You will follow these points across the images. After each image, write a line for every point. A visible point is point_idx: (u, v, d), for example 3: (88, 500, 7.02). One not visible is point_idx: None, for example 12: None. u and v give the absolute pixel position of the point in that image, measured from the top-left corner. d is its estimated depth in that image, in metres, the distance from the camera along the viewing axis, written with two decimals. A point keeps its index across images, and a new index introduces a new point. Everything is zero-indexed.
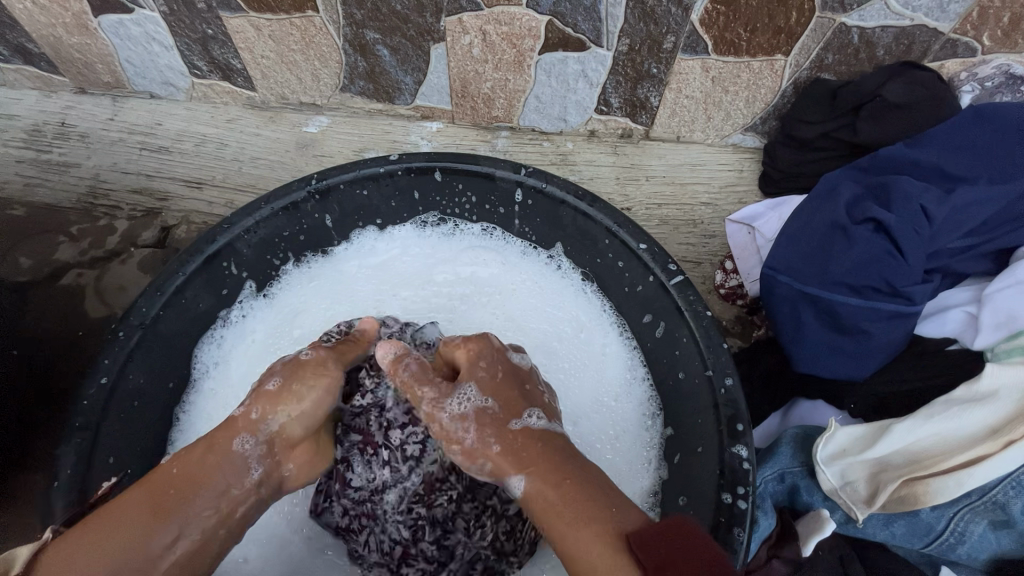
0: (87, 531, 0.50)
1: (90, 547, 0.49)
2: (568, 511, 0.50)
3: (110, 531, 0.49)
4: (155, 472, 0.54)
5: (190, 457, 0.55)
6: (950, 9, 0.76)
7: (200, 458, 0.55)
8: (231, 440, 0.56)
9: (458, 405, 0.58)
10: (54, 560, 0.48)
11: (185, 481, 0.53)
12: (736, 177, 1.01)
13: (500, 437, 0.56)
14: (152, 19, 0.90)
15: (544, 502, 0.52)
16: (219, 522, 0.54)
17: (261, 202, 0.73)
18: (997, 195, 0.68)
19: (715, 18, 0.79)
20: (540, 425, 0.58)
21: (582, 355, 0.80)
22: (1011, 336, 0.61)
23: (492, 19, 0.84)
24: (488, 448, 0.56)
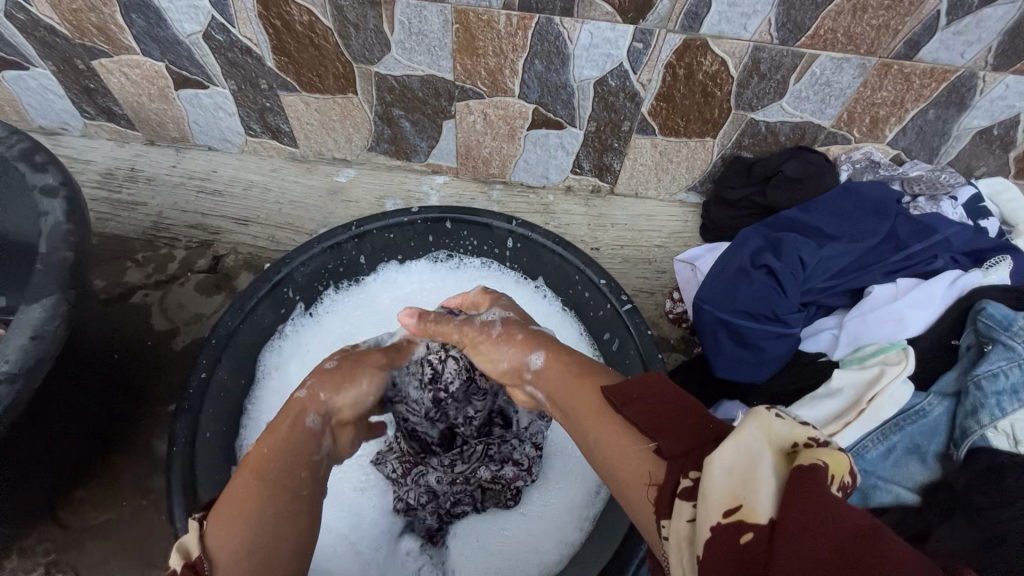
0: (233, 509, 0.61)
1: (242, 510, 0.60)
2: (576, 384, 0.69)
3: (249, 503, 0.61)
4: (248, 460, 0.67)
5: (275, 440, 0.70)
6: (827, 112, 1.04)
7: (286, 436, 0.71)
8: (305, 417, 0.75)
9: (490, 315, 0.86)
10: (224, 534, 0.59)
11: (279, 457, 0.68)
12: (682, 226, 1.27)
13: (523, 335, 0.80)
14: (222, 94, 1.14)
15: (557, 378, 0.71)
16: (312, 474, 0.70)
17: (314, 242, 0.96)
18: (853, 250, 0.96)
19: (660, 111, 1.06)
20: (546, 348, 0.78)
21: None
22: (855, 350, 0.88)
23: (492, 105, 1.09)
24: (514, 338, 0.80)
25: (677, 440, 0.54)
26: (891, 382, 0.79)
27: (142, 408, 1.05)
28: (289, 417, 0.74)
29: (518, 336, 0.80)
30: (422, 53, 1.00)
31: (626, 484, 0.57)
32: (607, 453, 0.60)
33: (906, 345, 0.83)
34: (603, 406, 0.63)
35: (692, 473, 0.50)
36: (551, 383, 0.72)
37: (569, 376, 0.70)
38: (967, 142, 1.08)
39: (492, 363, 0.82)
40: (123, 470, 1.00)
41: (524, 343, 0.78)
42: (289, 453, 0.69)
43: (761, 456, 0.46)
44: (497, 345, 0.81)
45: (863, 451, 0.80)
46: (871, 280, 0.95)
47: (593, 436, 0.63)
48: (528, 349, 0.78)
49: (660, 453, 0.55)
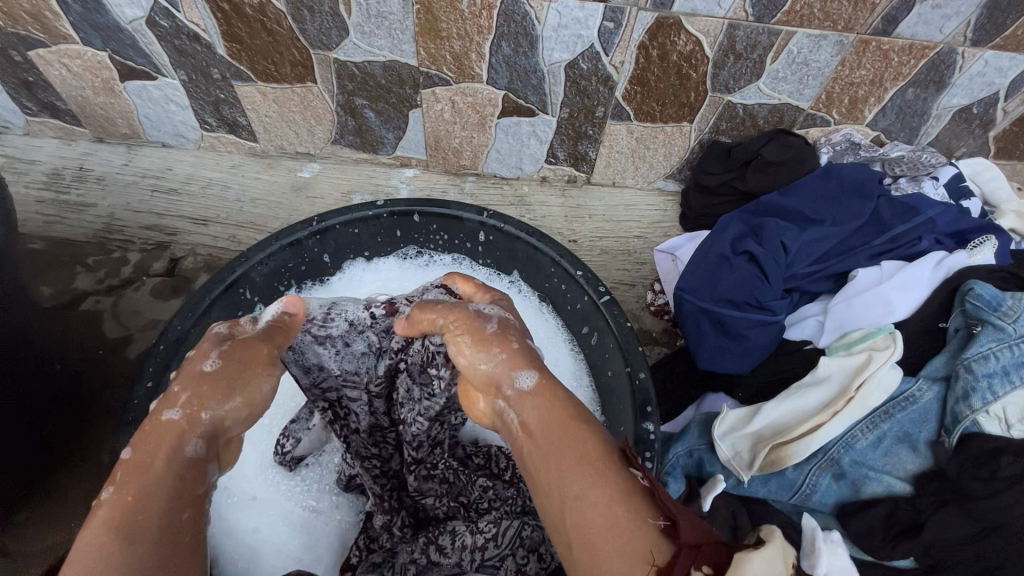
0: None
1: None
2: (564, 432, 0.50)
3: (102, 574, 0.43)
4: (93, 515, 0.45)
5: (127, 486, 0.47)
6: (806, 92, 1.00)
7: (150, 478, 0.48)
8: (180, 447, 0.50)
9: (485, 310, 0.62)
10: None
11: (138, 507, 0.46)
12: (662, 215, 1.24)
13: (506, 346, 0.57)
14: (172, 85, 1.07)
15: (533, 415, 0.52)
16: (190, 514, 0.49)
17: (271, 239, 0.90)
18: (837, 233, 0.93)
19: (634, 95, 1.02)
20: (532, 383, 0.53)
21: None
22: (841, 336, 0.85)
23: (459, 92, 1.04)
24: (509, 344, 0.57)
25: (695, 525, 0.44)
26: (880, 367, 0.76)
27: (92, 423, 0.98)
28: (155, 425, 0.51)
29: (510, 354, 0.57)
30: (382, 36, 0.95)
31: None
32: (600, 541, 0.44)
33: (892, 329, 0.80)
34: (587, 452, 0.48)
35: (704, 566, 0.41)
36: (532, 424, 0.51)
37: (562, 418, 0.51)
38: (946, 122, 1.06)
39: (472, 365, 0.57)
40: (71, 490, 0.93)
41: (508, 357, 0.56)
42: (159, 492, 0.47)
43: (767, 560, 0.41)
44: (482, 345, 0.57)
45: (851, 442, 0.78)
46: (856, 264, 0.92)
47: (581, 509, 0.45)
48: (519, 366, 0.55)
49: (671, 535, 0.43)
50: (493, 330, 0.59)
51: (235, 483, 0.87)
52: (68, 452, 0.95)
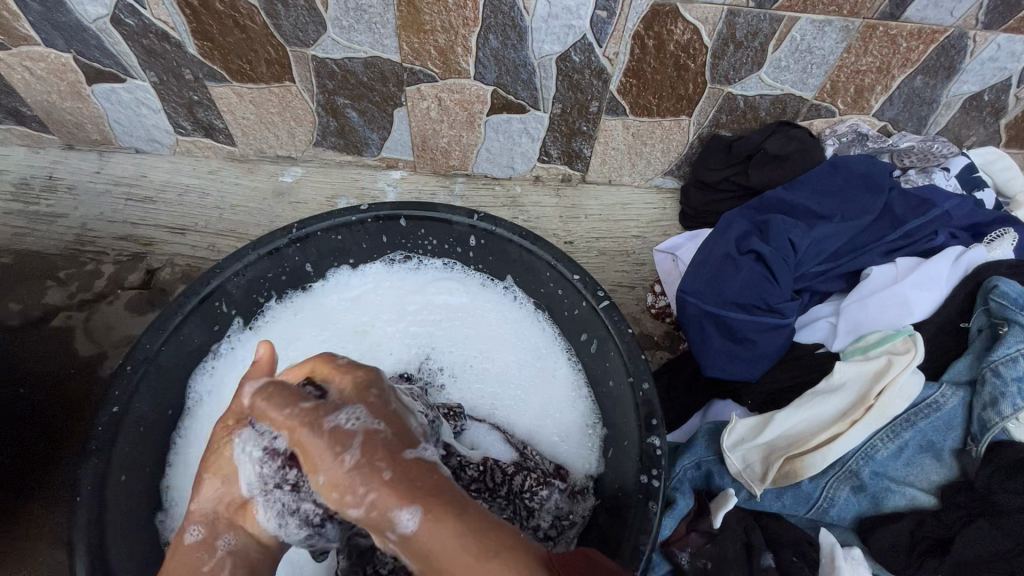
0: None
1: None
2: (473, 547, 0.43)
3: None
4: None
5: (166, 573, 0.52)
6: (809, 82, 0.96)
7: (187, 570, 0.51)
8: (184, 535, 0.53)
9: (345, 420, 0.48)
10: None
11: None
12: (661, 214, 1.19)
13: (392, 462, 0.47)
14: (143, 87, 1.02)
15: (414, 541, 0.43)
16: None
17: (248, 248, 0.85)
18: (847, 229, 0.88)
19: (630, 88, 0.97)
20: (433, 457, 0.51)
21: (535, 372, 0.94)
22: (856, 339, 0.80)
23: (446, 89, 0.99)
24: (379, 476, 0.46)
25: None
26: (902, 373, 0.71)
27: (60, 447, 0.92)
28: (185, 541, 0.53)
29: (380, 465, 0.46)
30: (362, 31, 0.89)
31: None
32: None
33: (913, 330, 0.76)
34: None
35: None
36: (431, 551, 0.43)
37: (446, 532, 0.44)
38: (956, 110, 1.01)
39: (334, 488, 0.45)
40: (39, 519, 0.87)
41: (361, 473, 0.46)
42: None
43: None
44: (330, 448, 0.46)
45: (871, 452, 0.73)
46: (869, 261, 0.87)
47: None
48: (395, 494, 0.45)
49: None
50: (346, 424, 0.48)
51: None
52: (36, 480, 0.89)
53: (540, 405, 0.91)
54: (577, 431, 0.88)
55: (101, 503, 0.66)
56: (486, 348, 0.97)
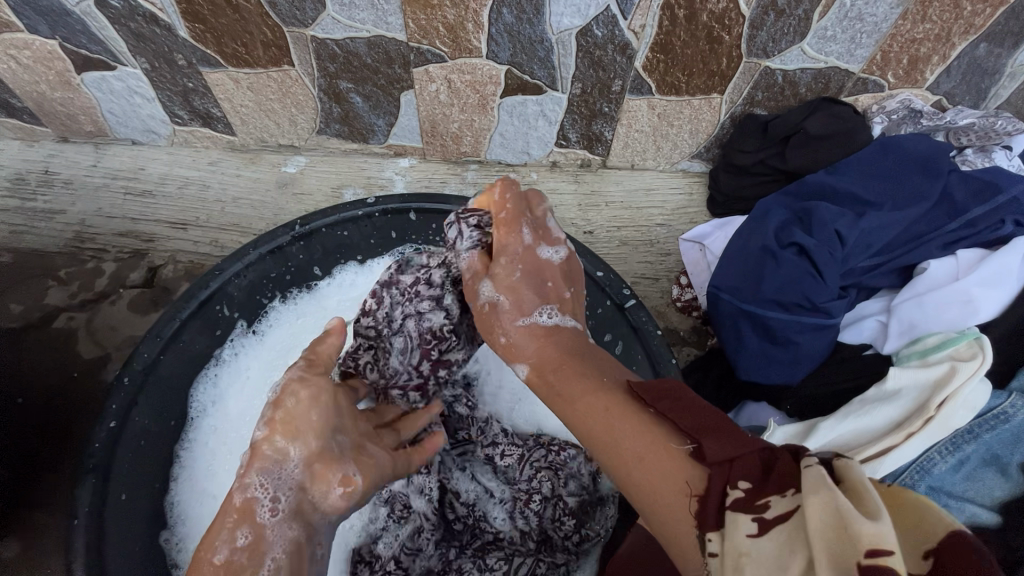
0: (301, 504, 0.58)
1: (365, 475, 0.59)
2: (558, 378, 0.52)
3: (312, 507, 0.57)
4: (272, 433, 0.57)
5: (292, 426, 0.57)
6: (857, 53, 0.86)
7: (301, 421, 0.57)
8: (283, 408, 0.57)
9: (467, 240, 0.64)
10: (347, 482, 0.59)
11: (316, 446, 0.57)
12: (687, 200, 1.11)
13: (508, 332, 0.57)
14: (135, 75, 0.96)
15: (534, 341, 0.56)
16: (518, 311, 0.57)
17: (249, 248, 0.80)
18: (900, 218, 0.80)
19: (656, 64, 0.88)
20: (550, 322, 0.57)
21: None
22: (912, 342, 0.74)
23: (456, 69, 0.91)
24: (501, 331, 0.58)
25: (722, 440, 0.39)
26: (968, 381, 0.64)
27: (61, 455, 0.89)
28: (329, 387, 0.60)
29: (545, 282, 0.59)
30: (364, 9, 0.82)
31: (664, 517, 0.40)
32: (648, 501, 0.42)
33: (979, 333, 0.69)
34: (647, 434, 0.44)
35: (742, 484, 0.36)
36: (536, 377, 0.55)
37: (574, 342, 0.56)
38: (1021, 82, 0.92)
39: (495, 284, 0.59)
40: (43, 532, 0.85)
41: (534, 292, 0.58)
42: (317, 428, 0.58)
43: (835, 486, 0.33)
44: (504, 245, 0.60)
45: (928, 466, 0.67)
46: (927, 255, 0.80)
47: (635, 494, 0.43)
48: (551, 300, 0.58)
49: (699, 457, 0.40)
50: (531, 237, 0.61)
51: None
52: (39, 490, 0.86)
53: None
54: None
55: (100, 524, 0.65)
56: None
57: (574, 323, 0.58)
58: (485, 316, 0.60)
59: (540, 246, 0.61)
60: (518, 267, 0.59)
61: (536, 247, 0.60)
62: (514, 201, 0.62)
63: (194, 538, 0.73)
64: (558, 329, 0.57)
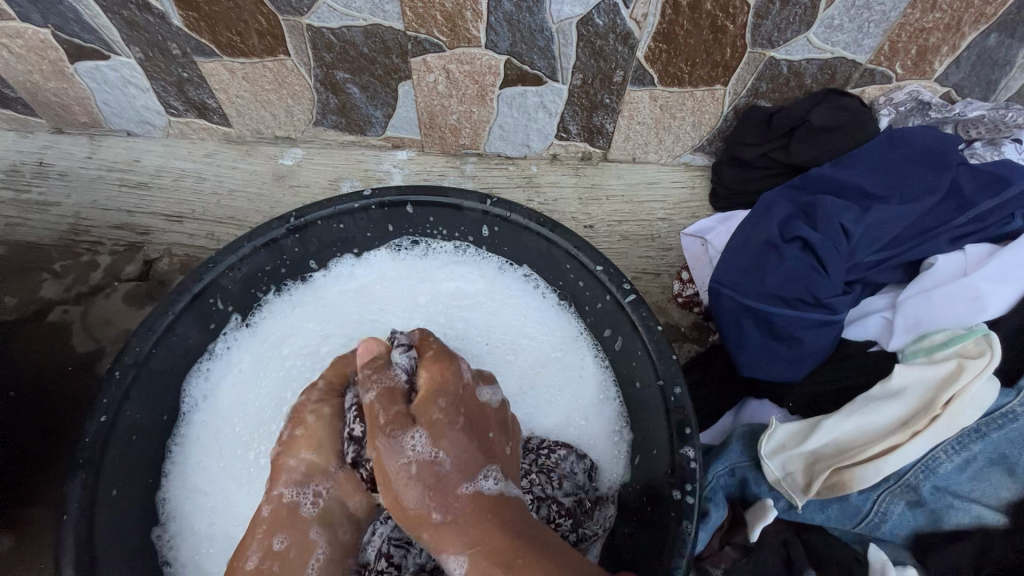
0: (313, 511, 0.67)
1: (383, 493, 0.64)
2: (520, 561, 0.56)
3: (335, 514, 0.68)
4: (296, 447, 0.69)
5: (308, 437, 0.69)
6: (865, 43, 0.84)
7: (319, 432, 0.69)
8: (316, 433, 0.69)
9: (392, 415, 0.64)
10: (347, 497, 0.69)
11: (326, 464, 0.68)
12: (689, 193, 1.09)
13: (444, 505, 0.61)
14: (129, 65, 0.94)
15: (471, 506, 0.61)
16: (462, 471, 0.63)
17: (242, 240, 0.77)
18: (906, 212, 0.78)
19: (659, 54, 0.86)
20: (494, 489, 0.62)
21: (560, 377, 0.85)
22: (919, 338, 0.72)
23: (454, 59, 0.90)
24: (432, 519, 0.61)
25: None
26: (975, 380, 0.63)
27: (56, 448, 0.88)
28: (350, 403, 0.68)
29: (487, 432, 0.66)
30: None
31: None
32: None
33: (988, 329, 0.67)
34: None
35: None
36: (477, 566, 0.58)
37: (492, 506, 0.61)
38: None
39: (432, 438, 0.63)
40: (38, 526, 0.84)
41: (477, 444, 0.64)
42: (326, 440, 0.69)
43: None
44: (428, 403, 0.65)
45: (933, 465, 0.66)
46: (935, 250, 0.79)
47: None
48: (486, 461, 0.64)
49: None
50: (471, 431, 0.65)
51: (217, 528, 0.75)
52: (34, 484, 0.86)
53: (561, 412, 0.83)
54: (599, 438, 0.81)
55: (90, 519, 0.63)
56: (512, 343, 0.89)
57: (515, 490, 0.65)
58: (427, 472, 0.62)
59: (480, 389, 0.69)
60: (461, 413, 0.65)
61: (476, 390, 0.68)
62: (451, 375, 0.67)
63: (187, 532, 0.74)
64: (502, 498, 0.62)
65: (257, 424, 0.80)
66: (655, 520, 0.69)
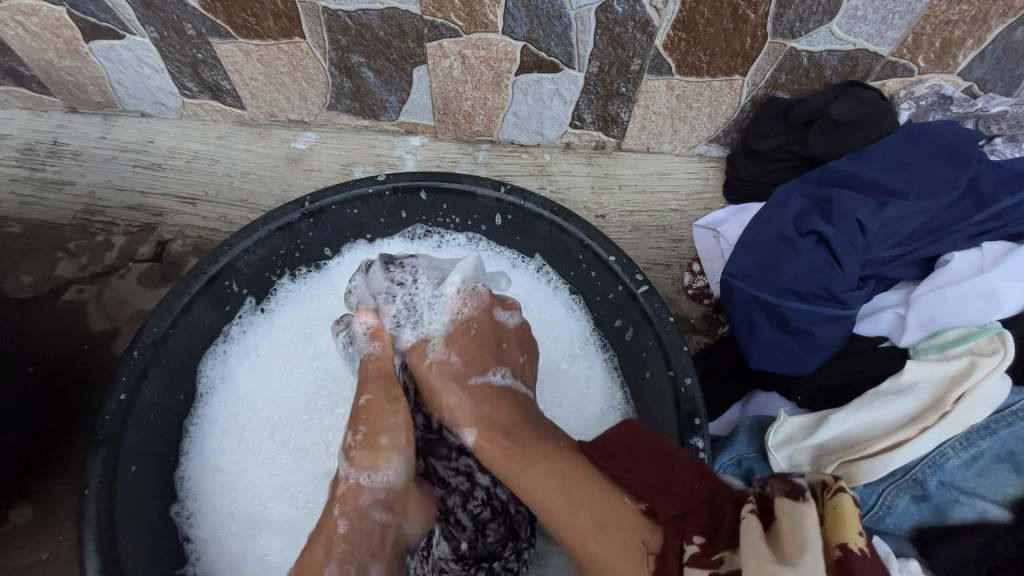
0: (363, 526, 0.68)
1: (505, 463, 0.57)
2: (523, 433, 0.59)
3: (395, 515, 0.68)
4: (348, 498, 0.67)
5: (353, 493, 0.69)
6: (887, 35, 0.83)
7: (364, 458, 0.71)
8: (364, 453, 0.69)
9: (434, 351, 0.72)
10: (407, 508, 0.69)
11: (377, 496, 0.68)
12: (703, 184, 1.09)
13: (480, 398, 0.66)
14: (143, 45, 0.94)
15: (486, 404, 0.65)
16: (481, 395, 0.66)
17: (258, 223, 0.78)
18: (923, 209, 0.78)
19: (677, 43, 0.85)
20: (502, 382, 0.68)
21: (571, 379, 0.86)
22: (931, 335, 0.72)
23: (470, 44, 0.89)
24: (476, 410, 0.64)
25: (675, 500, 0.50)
26: (988, 378, 0.64)
27: (74, 428, 0.90)
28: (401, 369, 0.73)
29: (529, 409, 0.65)
30: None
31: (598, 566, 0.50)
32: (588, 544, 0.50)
33: (1001, 328, 0.67)
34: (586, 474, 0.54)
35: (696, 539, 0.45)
36: (487, 443, 0.59)
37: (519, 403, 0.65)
38: None
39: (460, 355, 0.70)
40: (57, 502, 0.86)
41: (493, 353, 0.71)
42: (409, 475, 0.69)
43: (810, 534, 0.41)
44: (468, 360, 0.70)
45: (940, 460, 0.67)
46: (952, 246, 0.78)
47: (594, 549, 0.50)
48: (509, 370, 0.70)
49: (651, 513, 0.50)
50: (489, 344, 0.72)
51: (238, 507, 0.77)
52: (52, 461, 0.88)
53: (569, 414, 0.85)
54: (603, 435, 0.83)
55: (112, 495, 0.65)
56: None
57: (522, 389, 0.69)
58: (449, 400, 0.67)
59: (500, 311, 0.76)
60: (472, 328, 0.73)
61: (494, 309, 0.76)
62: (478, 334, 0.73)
63: (207, 510, 0.76)
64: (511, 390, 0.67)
65: (276, 407, 0.83)
66: None
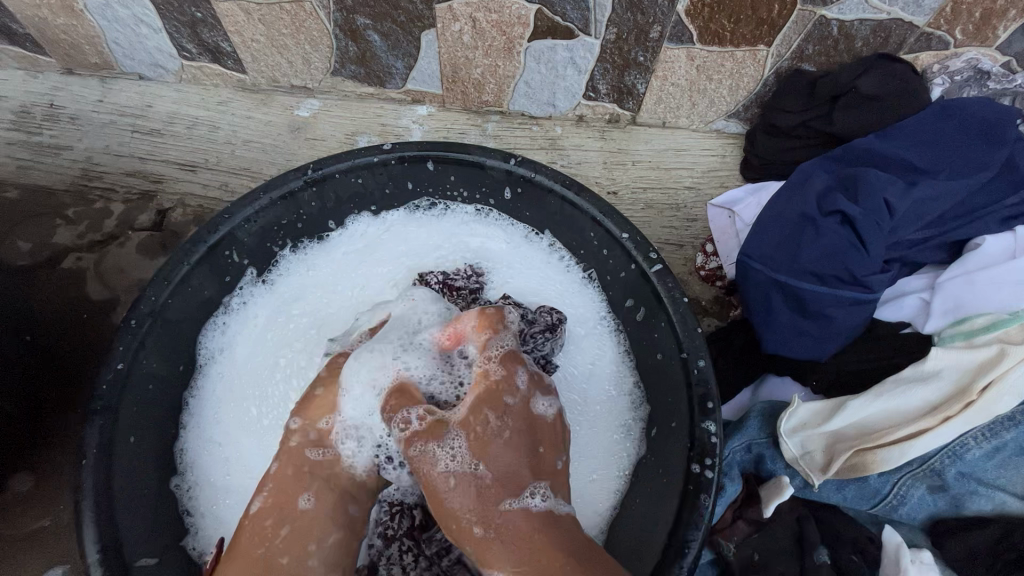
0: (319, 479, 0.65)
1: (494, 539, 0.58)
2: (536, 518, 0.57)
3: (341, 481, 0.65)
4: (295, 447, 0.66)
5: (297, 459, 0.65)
6: (925, 4, 0.78)
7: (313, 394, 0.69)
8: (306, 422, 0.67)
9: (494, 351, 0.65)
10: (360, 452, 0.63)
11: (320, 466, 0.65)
12: (719, 162, 1.05)
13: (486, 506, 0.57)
14: (139, 2, 0.90)
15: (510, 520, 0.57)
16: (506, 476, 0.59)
17: (259, 192, 0.75)
18: (953, 191, 0.75)
19: (701, 9, 0.81)
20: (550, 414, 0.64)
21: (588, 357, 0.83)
22: (959, 322, 0.70)
23: (482, 7, 0.84)
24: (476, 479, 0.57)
25: None
26: (1016, 367, 0.64)
27: (73, 395, 0.89)
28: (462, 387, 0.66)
29: (537, 447, 0.61)
30: None
31: None
32: None
33: None
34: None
35: None
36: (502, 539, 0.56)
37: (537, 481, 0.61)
38: None
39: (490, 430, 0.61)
40: (56, 469, 0.85)
41: (523, 447, 0.60)
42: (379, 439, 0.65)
43: None
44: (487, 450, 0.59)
45: (960, 450, 0.66)
46: (981, 230, 0.76)
47: None
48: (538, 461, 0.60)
49: None
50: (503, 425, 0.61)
51: (233, 481, 0.75)
52: (51, 428, 0.87)
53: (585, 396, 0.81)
54: (614, 418, 0.79)
55: (109, 466, 0.64)
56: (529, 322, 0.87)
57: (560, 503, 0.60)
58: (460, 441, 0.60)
59: (533, 396, 0.64)
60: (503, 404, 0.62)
61: (531, 399, 0.63)
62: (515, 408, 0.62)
63: (204, 482, 0.75)
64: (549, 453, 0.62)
65: (275, 381, 0.80)
66: (665, 486, 0.68)
